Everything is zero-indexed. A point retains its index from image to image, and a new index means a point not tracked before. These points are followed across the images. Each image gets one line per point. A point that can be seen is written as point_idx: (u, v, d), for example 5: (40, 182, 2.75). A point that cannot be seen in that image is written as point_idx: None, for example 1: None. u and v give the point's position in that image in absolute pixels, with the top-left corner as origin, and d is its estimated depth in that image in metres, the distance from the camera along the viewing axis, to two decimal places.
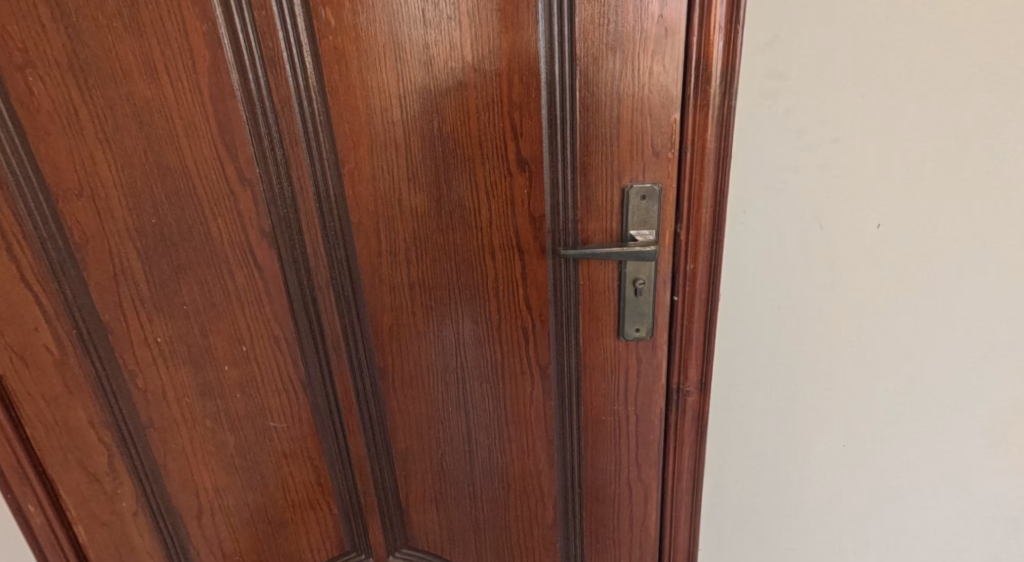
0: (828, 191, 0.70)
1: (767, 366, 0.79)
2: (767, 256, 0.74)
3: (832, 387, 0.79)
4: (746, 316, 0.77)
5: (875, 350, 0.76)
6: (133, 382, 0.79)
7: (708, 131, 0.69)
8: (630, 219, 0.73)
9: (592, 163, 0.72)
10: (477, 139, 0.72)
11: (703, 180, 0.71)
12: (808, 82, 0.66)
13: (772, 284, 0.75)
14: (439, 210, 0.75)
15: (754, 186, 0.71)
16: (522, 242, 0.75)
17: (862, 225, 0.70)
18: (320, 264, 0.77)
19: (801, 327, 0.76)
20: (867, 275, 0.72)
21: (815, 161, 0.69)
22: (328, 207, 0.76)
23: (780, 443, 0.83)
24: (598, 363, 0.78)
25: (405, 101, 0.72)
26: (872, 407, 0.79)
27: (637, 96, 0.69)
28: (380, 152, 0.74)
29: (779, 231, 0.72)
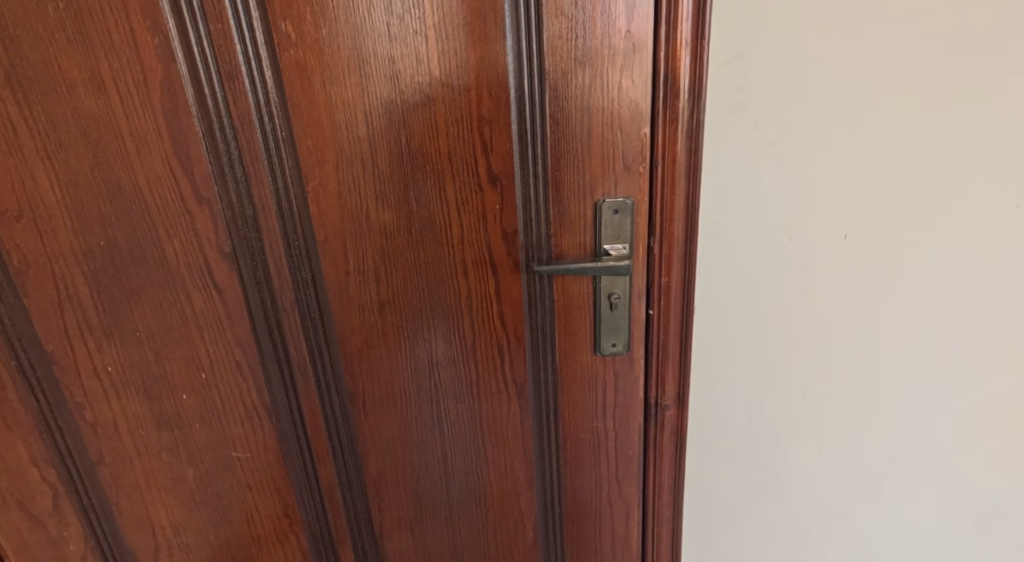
0: (796, 204, 0.72)
1: (740, 375, 0.80)
2: (738, 267, 0.75)
3: (804, 394, 0.81)
4: (719, 327, 0.78)
5: (840, 355, 0.79)
6: (81, 416, 0.74)
7: (678, 145, 0.69)
8: (604, 234, 0.73)
9: (565, 178, 0.71)
10: (447, 154, 0.71)
11: (675, 193, 0.71)
12: (773, 97, 0.68)
13: (744, 295, 0.76)
14: (409, 226, 0.73)
15: (724, 198, 0.73)
16: (496, 258, 0.73)
17: (826, 233, 0.73)
18: (285, 285, 0.73)
19: (771, 334, 0.78)
20: (834, 283, 0.75)
21: (782, 174, 0.71)
22: (293, 226, 0.72)
23: (754, 449, 0.85)
24: (576, 380, 0.77)
25: (372, 116, 0.70)
26: (836, 409, 0.82)
27: (608, 110, 0.69)
28: (346, 169, 0.71)
29: (750, 243, 0.74)
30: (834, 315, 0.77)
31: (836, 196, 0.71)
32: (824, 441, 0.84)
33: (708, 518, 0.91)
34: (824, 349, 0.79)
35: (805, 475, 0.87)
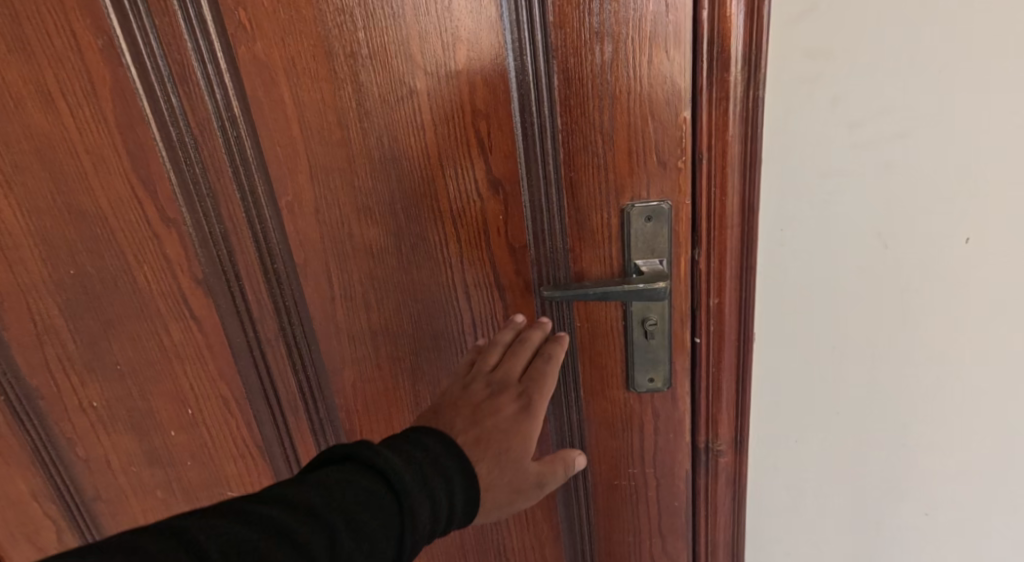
0: (893, 201, 0.54)
1: (817, 418, 0.63)
2: (813, 284, 0.57)
3: (907, 445, 0.62)
4: (790, 357, 0.61)
5: (959, 397, 0.59)
6: (74, 451, 0.72)
7: (729, 132, 0.52)
8: (634, 246, 0.58)
9: (582, 180, 0.57)
10: (436, 157, 0.58)
11: (726, 193, 0.54)
12: (861, 62, 0.49)
13: (824, 320, 0.58)
14: (399, 245, 0.62)
15: (793, 195, 0.55)
16: (502, 280, 0.61)
17: (942, 241, 0.54)
18: (267, 315, 0.65)
19: (864, 369, 0.60)
20: (947, 306, 0.56)
21: (873, 163, 0.52)
22: (269, 247, 0.63)
23: (836, 505, 0.67)
24: (605, 419, 0.63)
25: (345, 116, 0.58)
26: (949, 461, 0.62)
27: (634, 91, 0.53)
28: (323, 179, 0.60)
29: (829, 253, 0.56)
30: (949, 345, 0.57)
31: (949, 191, 0.52)
32: (929, 502, 0.65)
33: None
34: (937, 389, 0.59)
35: (905, 540, 0.68)
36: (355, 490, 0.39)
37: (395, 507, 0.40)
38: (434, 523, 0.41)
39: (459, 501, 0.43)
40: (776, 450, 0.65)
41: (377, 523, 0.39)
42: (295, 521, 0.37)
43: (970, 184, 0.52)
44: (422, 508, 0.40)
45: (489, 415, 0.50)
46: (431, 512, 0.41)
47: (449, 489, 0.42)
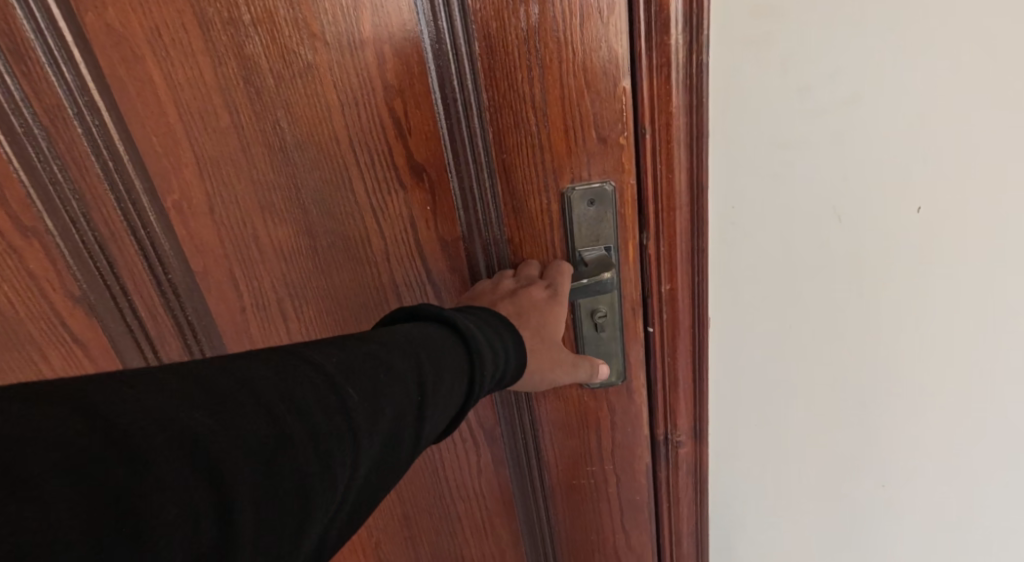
0: (849, 173, 0.49)
1: (773, 395, 0.61)
2: (765, 262, 0.53)
3: (864, 419, 0.60)
4: (743, 336, 0.58)
5: (916, 371, 0.57)
6: None
7: (673, 103, 0.46)
8: (577, 233, 0.51)
9: (516, 162, 0.49)
10: (346, 143, 0.50)
11: (672, 171, 0.49)
12: (815, 19, 0.43)
13: (779, 298, 0.55)
14: (313, 244, 0.54)
15: (745, 170, 0.50)
16: (436, 278, 0.55)
17: (896, 210, 0.50)
18: (167, 333, 0.57)
19: (820, 346, 0.57)
20: (904, 280, 0.52)
21: (827, 132, 0.47)
22: (158, 254, 0.54)
23: (794, 479, 0.66)
24: (562, 420, 0.58)
25: (231, 99, 0.48)
26: (904, 434, 0.60)
27: (564, 59, 0.45)
28: (212, 174, 0.51)
29: (782, 230, 0.52)
30: (906, 320, 0.54)
31: (909, 160, 0.48)
32: (888, 475, 0.63)
33: (744, 548, 0.74)
34: (893, 363, 0.57)
35: (865, 512, 0.66)
36: (427, 336, 0.40)
37: (463, 351, 0.41)
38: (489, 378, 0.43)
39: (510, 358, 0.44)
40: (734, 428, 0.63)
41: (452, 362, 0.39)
42: (386, 351, 0.37)
43: (932, 152, 0.47)
44: (485, 351, 0.42)
45: (521, 306, 0.48)
46: (490, 367, 0.42)
47: (501, 346, 0.44)
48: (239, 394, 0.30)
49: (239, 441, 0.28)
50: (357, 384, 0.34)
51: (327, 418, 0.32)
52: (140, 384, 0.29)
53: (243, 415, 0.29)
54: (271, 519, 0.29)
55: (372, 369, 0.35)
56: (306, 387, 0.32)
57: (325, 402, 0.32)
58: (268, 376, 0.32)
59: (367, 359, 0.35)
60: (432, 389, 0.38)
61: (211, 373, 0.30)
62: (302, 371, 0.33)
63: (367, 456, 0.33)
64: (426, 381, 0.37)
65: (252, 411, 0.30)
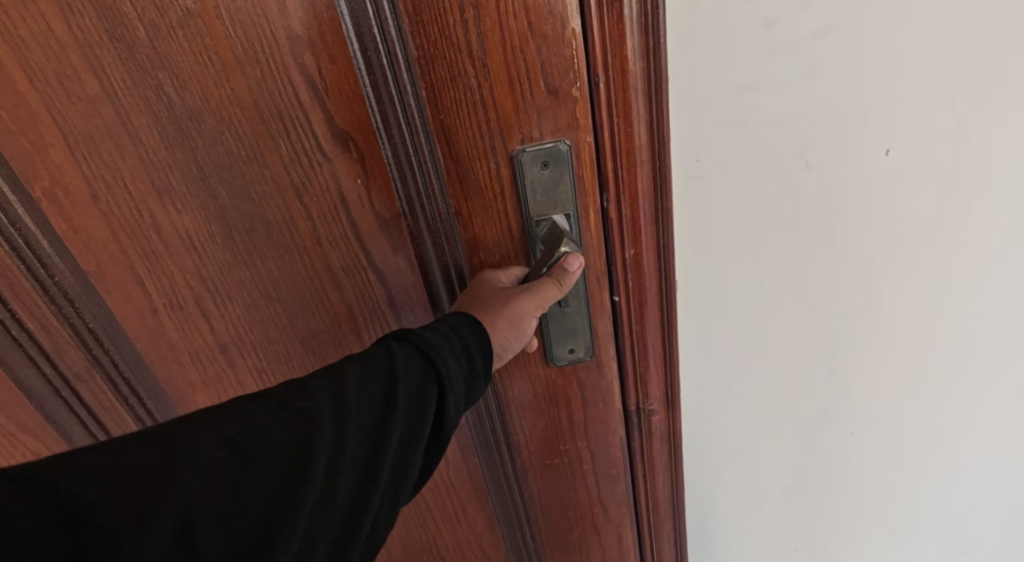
0: (826, 112, 0.43)
1: (744, 355, 0.57)
2: (732, 219, 0.48)
3: (840, 369, 0.58)
4: (708, 295, 0.53)
5: (886, 320, 0.53)
6: None
7: (628, 46, 0.40)
8: (531, 201, 0.45)
9: (456, 124, 0.43)
10: (252, 109, 0.42)
11: (630, 124, 0.42)
12: None
13: (749, 256, 0.50)
14: (228, 232, 0.45)
15: (706, 117, 0.44)
16: (377, 261, 0.48)
17: (862, 153, 0.45)
18: (64, 345, 0.47)
19: (793, 302, 0.53)
20: (875, 225, 0.48)
21: (793, 71, 0.41)
22: (39, 255, 0.44)
23: (766, 431, 0.63)
24: (531, 400, 0.54)
25: (97, 61, 0.39)
26: (874, 378, 0.58)
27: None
28: (90, 155, 0.42)
29: (748, 181, 0.46)
30: (874, 267, 0.50)
31: (889, 95, 0.42)
32: (858, 419, 0.62)
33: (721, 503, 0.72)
34: (862, 310, 0.53)
35: (836, 456, 0.65)
36: (380, 346, 0.41)
37: (418, 351, 0.40)
38: (464, 367, 0.42)
39: (475, 343, 0.42)
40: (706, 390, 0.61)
41: (407, 362, 0.40)
42: (339, 366, 0.39)
43: (915, 84, 0.41)
44: (442, 344, 0.41)
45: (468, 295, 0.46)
46: (453, 372, 0.41)
47: (456, 331, 0.42)
48: (194, 430, 0.34)
49: (199, 468, 0.33)
50: (312, 397, 0.37)
51: (286, 432, 0.35)
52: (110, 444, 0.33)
53: (189, 447, 0.34)
54: (256, 518, 0.34)
55: (324, 385, 0.38)
56: (257, 415, 0.35)
57: (277, 424, 0.35)
58: (214, 418, 0.35)
59: (322, 376, 0.38)
60: (394, 390, 0.39)
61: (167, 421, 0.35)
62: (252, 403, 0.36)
63: (339, 451, 0.36)
64: (384, 383, 0.39)
65: (206, 438, 0.34)
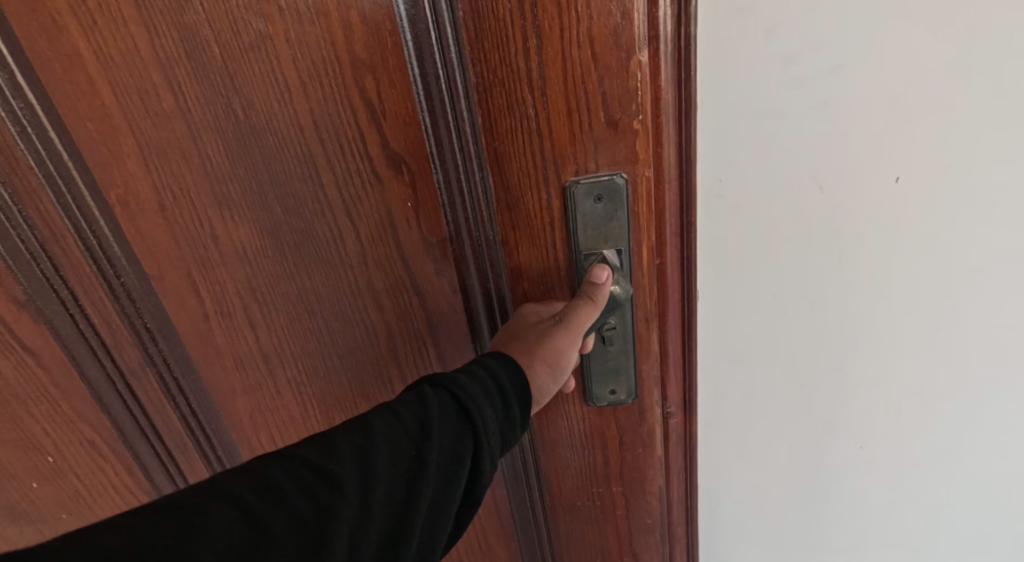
0: (841, 140, 0.43)
1: (772, 388, 0.55)
2: (754, 244, 0.48)
3: (877, 410, 0.55)
4: (727, 325, 0.52)
5: (898, 356, 0.52)
6: None
7: (662, 79, 0.40)
8: (582, 234, 0.45)
9: (509, 151, 0.43)
10: (311, 128, 0.43)
11: (662, 148, 0.42)
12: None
13: (770, 283, 0.49)
14: (279, 246, 0.46)
15: (730, 144, 0.44)
16: (420, 283, 0.48)
17: (872, 180, 0.44)
18: (124, 342, 0.49)
19: (820, 334, 0.51)
20: (900, 256, 0.47)
21: (817, 104, 0.42)
22: (108, 255, 0.46)
23: (788, 470, 0.61)
24: (567, 437, 0.52)
25: (173, 78, 0.42)
26: (896, 418, 0.56)
27: (566, 25, 0.38)
28: (160, 166, 0.44)
29: (768, 208, 0.46)
30: (888, 301, 0.49)
31: (906, 128, 0.42)
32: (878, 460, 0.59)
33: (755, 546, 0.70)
34: (876, 347, 0.51)
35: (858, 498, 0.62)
36: (414, 393, 0.41)
37: (452, 398, 0.40)
38: (500, 416, 0.41)
39: (514, 391, 0.42)
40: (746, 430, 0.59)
41: (441, 410, 0.40)
42: (368, 418, 0.39)
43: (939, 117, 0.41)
44: (478, 393, 0.40)
45: (512, 329, 0.45)
46: (489, 422, 0.40)
47: (494, 378, 0.41)
48: (207, 501, 0.35)
49: (210, 539, 0.33)
50: (338, 458, 0.37)
51: (308, 496, 0.36)
52: (128, 520, 0.34)
53: (200, 518, 0.34)
54: None
55: (352, 440, 0.38)
56: (279, 472, 0.37)
57: (298, 478, 0.36)
58: (235, 485, 0.36)
59: (351, 430, 0.39)
60: (425, 443, 0.38)
61: (186, 490, 0.36)
62: (277, 465, 0.37)
63: (365, 511, 0.36)
64: (415, 435, 0.39)
65: (220, 508, 0.35)
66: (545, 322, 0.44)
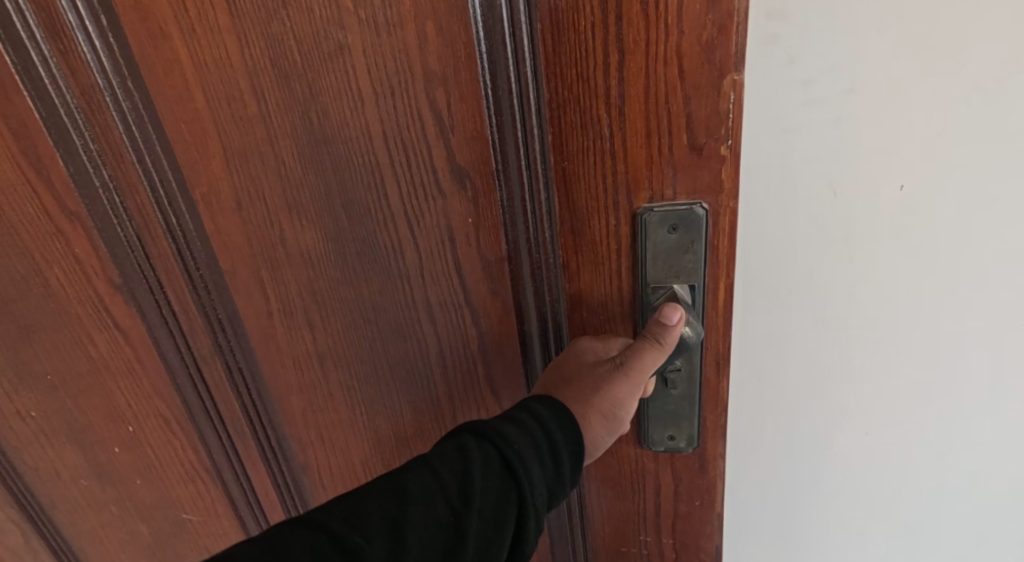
0: (860, 152, 0.43)
1: (807, 407, 0.54)
2: (788, 258, 0.48)
3: (917, 430, 0.54)
4: (762, 342, 0.52)
5: (921, 368, 0.51)
6: (18, 468, 0.62)
7: (726, 107, 0.37)
8: (651, 265, 0.43)
9: (578, 171, 0.41)
10: (380, 138, 0.43)
11: (724, 180, 0.40)
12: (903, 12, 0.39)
13: (803, 297, 0.49)
14: (342, 252, 0.47)
15: (764, 160, 0.44)
16: (475, 301, 0.47)
17: (904, 193, 0.44)
18: (198, 331, 0.52)
19: (854, 350, 0.51)
20: (932, 268, 0.46)
21: (857, 123, 0.42)
22: (191, 249, 0.49)
23: (835, 499, 0.59)
24: (615, 478, 0.49)
25: (258, 85, 0.43)
26: (925, 438, 0.54)
27: (653, 41, 0.37)
28: (240, 168, 0.46)
29: (802, 223, 0.46)
30: (920, 314, 0.48)
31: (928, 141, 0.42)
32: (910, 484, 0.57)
33: None
34: (904, 361, 0.51)
35: (895, 526, 0.60)
36: (455, 446, 0.40)
37: (499, 457, 0.39)
38: (549, 473, 0.40)
39: (565, 447, 0.40)
40: (794, 455, 0.57)
41: (486, 469, 0.38)
42: (404, 480, 0.38)
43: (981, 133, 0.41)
44: (527, 450, 0.39)
45: (566, 372, 0.43)
46: (537, 487, 0.39)
47: (546, 437, 0.40)
48: None
49: None
50: (366, 531, 0.37)
51: None
52: None
53: None
54: None
55: (385, 507, 0.38)
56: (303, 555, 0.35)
57: (324, 560, 0.35)
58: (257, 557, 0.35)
59: (384, 495, 0.38)
60: (465, 513, 0.38)
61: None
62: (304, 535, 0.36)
63: None
64: (455, 503, 0.38)
65: None
66: (603, 366, 0.42)
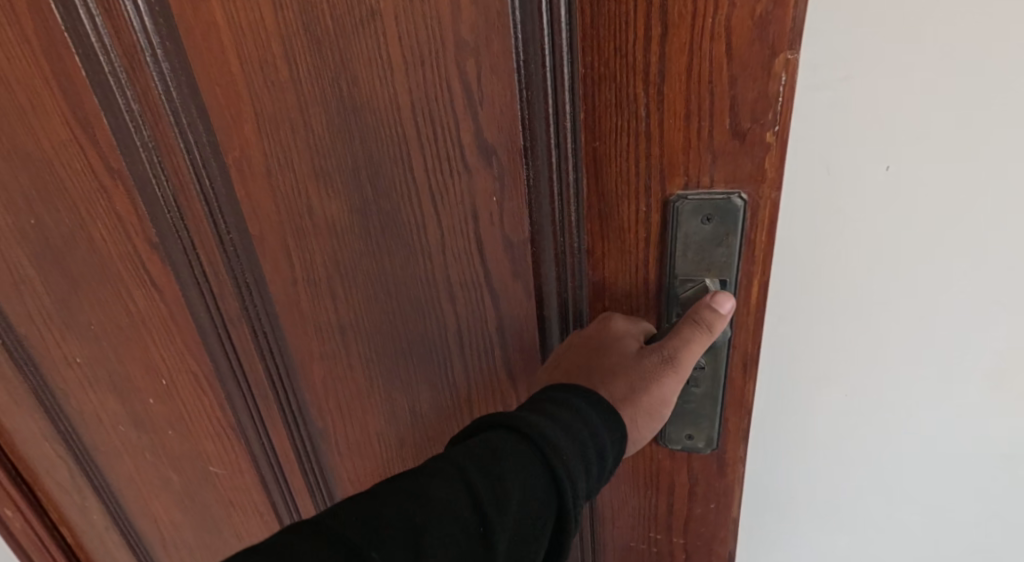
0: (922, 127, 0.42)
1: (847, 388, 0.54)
2: (840, 234, 0.47)
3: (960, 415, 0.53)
4: (807, 319, 0.51)
5: (970, 351, 0.50)
6: (64, 409, 0.66)
7: (776, 90, 0.35)
8: (681, 256, 0.41)
9: (610, 153, 0.39)
10: (408, 109, 0.42)
11: (766, 170, 0.37)
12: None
13: (852, 274, 0.48)
14: (366, 224, 0.47)
15: (819, 134, 0.43)
16: (495, 283, 0.46)
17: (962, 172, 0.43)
18: (227, 293, 0.53)
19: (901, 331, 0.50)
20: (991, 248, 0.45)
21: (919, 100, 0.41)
22: (222, 213, 0.50)
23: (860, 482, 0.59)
24: (627, 474, 0.48)
25: (291, 51, 0.43)
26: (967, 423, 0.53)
27: (700, 14, 0.34)
28: (271, 134, 0.46)
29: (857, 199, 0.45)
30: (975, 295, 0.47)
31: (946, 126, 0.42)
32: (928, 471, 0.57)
33: None
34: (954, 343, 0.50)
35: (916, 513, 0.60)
36: (494, 438, 0.39)
37: (532, 448, 0.38)
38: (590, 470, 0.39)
39: (609, 443, 0.40)
40: (823, 436, 0.57)
41: (524, 460, 0.38)
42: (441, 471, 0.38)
43: None
44: (563, 441, 0.38)
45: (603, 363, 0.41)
46: (577, 483, 0.38)
47: (590, 433, 0.39)
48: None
49: None
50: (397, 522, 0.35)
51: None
52: None
53: None
54: None
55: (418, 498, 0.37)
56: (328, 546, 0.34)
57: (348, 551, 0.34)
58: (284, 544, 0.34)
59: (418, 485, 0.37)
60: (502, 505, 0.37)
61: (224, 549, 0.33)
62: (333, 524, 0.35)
63: None
64: (491, 495, 0.37)
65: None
66: (650, 358, 0.40)
